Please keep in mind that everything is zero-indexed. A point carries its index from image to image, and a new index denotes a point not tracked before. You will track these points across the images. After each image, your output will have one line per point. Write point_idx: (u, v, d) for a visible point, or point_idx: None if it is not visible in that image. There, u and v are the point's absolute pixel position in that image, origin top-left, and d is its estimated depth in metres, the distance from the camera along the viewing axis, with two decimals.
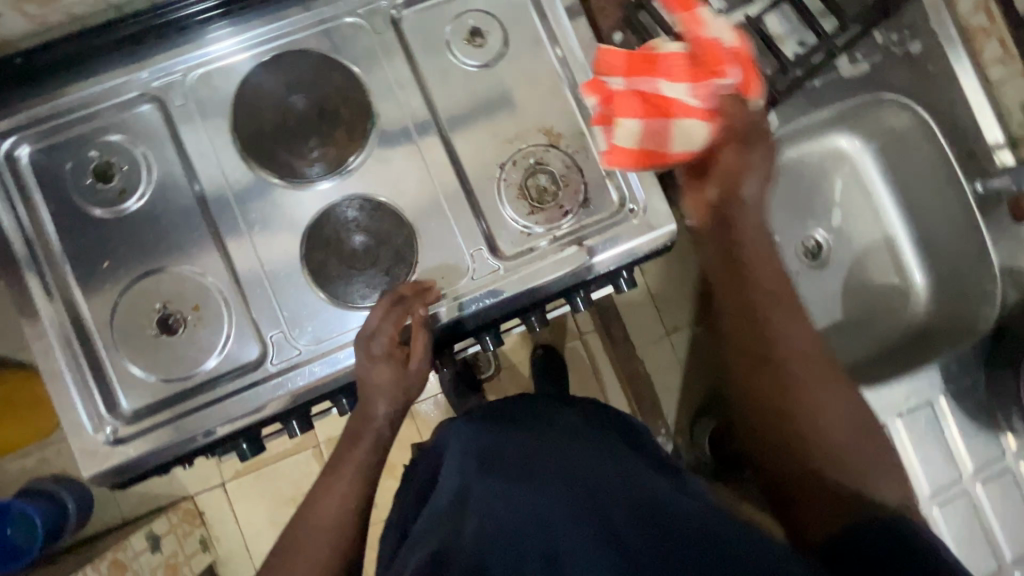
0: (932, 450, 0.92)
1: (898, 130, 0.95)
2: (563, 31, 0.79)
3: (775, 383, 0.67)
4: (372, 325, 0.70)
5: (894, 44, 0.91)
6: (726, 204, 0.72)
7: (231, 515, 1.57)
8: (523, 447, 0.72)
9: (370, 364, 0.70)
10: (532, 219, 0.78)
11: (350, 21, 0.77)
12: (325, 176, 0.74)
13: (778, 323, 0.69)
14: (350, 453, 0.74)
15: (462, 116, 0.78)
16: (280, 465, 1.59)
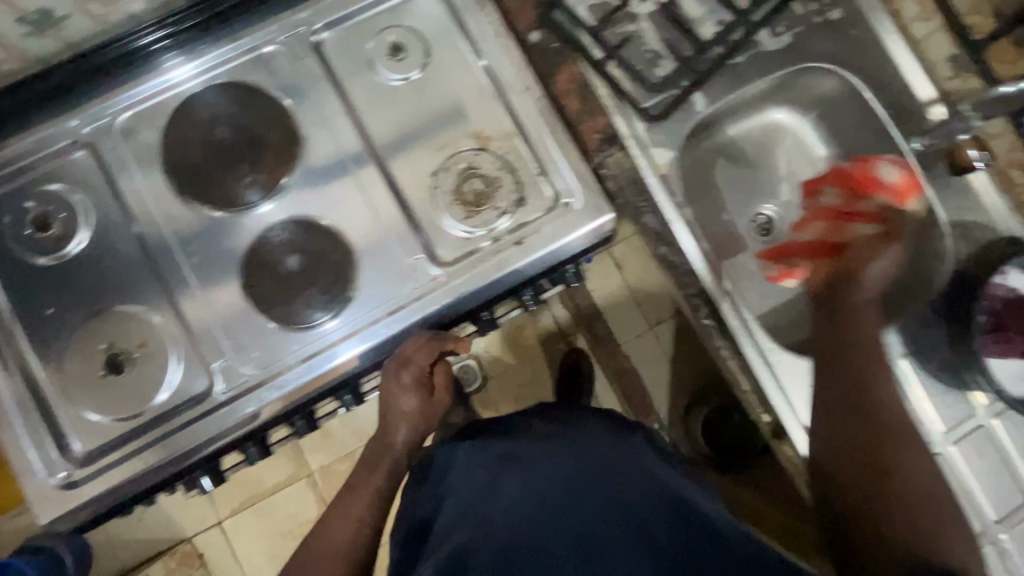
0: (990, 471, 0.78)
1: (830, 96, 0.87)
2: (480, 36, 0.80)
3: (863, 430, 0.63)
4: (406, 354, 0.74)
5: (814, 14, 0.83)
6: (842, 280, 0.71)
7: (231, 553, 1.56)
8: (543, 453, 0.71)
9: (400, 392, 0.77)
10: (468, 223, 0.78)
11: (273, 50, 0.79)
12: (262, 200, 0.75)
13: (868, 376, 0.65)
14: (367, 476, 0.81)
15: (389, 130, 0.79)
16: (275, 498, 1.59)
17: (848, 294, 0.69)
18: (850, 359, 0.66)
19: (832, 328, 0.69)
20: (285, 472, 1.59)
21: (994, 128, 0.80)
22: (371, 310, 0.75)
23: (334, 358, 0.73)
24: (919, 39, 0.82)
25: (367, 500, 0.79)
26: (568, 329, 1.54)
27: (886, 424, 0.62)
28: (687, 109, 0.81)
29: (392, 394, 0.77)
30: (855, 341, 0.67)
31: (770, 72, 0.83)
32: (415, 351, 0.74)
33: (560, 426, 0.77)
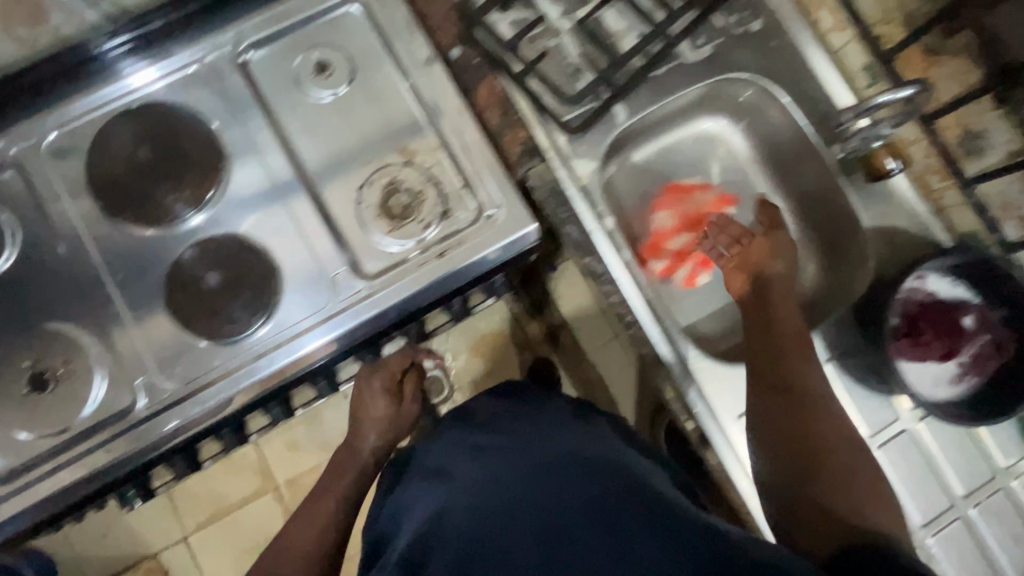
0: (912, 479, 0.78)
1: (753, 104, 0.89)
2: (404, 52, 0.81)
3: (795, 406, 0.67)
4: (383, 361, 0.93)
5: (735, 26, 0.85)
6: (759, 278, 0.78)
7: (197, 568, 1.56)
8: (511, 446, 0.73)
9: (372, 396, 0.91)
10: (393, 236, 0.79)
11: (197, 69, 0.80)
12: (194, 213, 0.77)
13: (796, 363, 0.70)
14: (334, 481, 0.88)
15: (315, 146, 0.80)
16: (241, 512, 1.58)
17: (770, 285, 0.77)
18: (784, 347, 0.72)
19: (759, 315, 0.75)
20: (252, 485, 1.59)
21: (909, 134, 0.82)
22: (293, 323, 0.76)
23: (300, 348, 0.75)
24: (837, 49, 0.84)
25: (335, 502, 0.86)
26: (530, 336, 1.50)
27: (814, 402, 0.67)
28: (609, 121, 0.82)
29: (365, 398, 0.91)
30: (782, 331, 0.73)
31: (690, 84, 0.84)
32: (391, 358, 0.93)
33: (530, 420, 0.79)
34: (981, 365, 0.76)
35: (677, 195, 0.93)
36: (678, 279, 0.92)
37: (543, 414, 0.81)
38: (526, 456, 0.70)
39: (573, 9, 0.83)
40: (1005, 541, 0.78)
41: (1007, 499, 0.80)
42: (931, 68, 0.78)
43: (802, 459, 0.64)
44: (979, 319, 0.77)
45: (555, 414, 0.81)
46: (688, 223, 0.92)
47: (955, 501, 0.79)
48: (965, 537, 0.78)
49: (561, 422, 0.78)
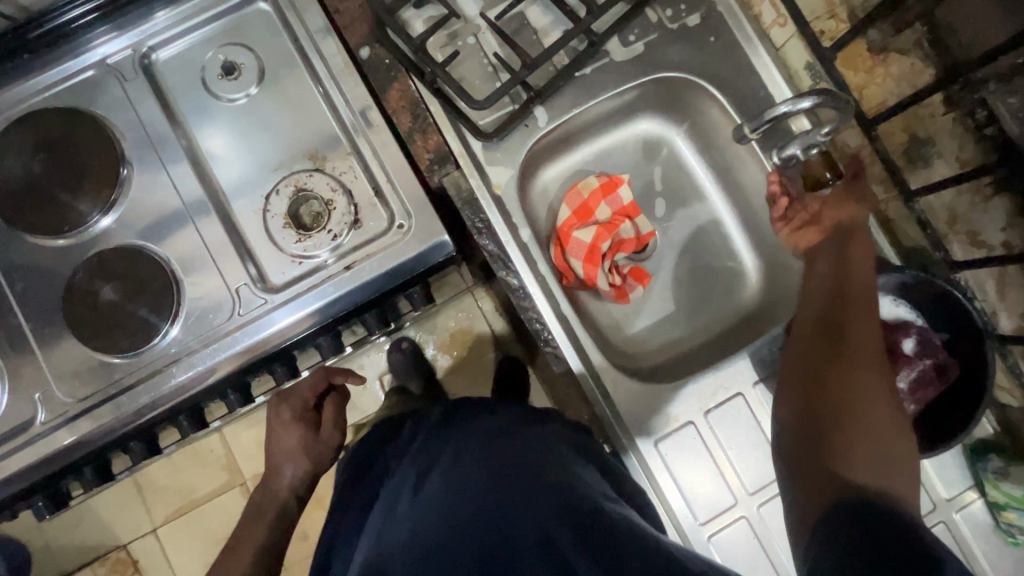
0: None
1: (692, 104, 0.83)
2: (313, 53, 0.77)
3: (839, 351, 0.57)
4: (298, 385, 0.84)
5: (670, 19, 0.78)
6: (843, 234, 0.69)
7: (166, 561, 1.36)
8: (457, 466, 0.65)
9: (284, 428, 0.83)
10: (300, 247, 0.76)
11: (91, 75, 0.78)
12: (101, 215, 0.75)
13: (847, 316, 0.60)
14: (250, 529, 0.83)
15: (222, 152, 0.77)
16: (209, 506, 1.37)
17: (853, 240, 0.68)
18: (834, 307, 0.61)
19: (835, 257, 0.67)
20: (217, 480, 1.37)
21: (851, 140, 0.76)
22: (192, 337, 0.74)
23: (270, 326, 0.74)
24: (779, 46, 0.78)
25: (249, 558, 0.80)
26: (505, 339, 1.30)
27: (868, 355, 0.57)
28: (530, 125, 0.78)
29: (278, 431, 0.84)
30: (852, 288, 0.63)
31: (619, 84, 0.78)
32: (302, 380, 0.85)
33: (482, 431, 0.70)
34: (920, 392, 0.70)
35: (573, 201, 0.85)
36: (607, 288, 0.83)
37: (493, 422, 0.72)
38: (471, 477, 0.63)
39: (493, 3, 0.78)
40: None
41: (944, 533, 0.76)
42: (875, 68, 0.71)
43: (820, 419, 0.53)
44: (919, 342, 0.71)
45: (505, 422, 0.72)
46: (594, 225, 0.83)
47: None
48: None
49: (516, 430, 0.70)
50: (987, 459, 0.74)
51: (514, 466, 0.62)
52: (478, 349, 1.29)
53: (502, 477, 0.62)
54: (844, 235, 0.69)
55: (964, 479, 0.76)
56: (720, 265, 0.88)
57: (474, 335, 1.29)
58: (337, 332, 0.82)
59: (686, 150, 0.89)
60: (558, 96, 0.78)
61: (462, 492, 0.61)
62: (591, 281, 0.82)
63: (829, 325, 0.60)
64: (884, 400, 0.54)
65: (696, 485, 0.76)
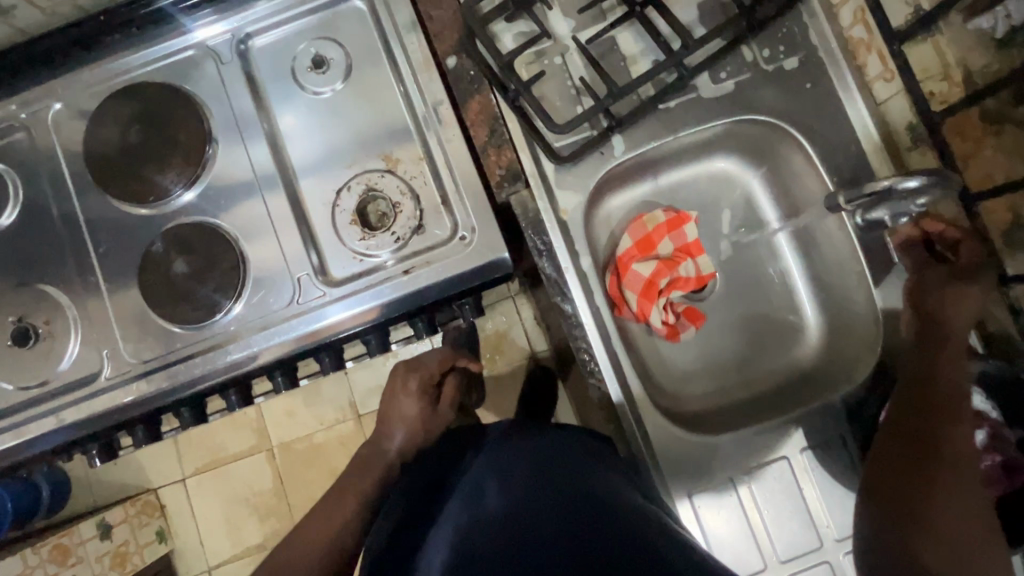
0: None
1: (776, 148, 0.80)
2: (401, 57, 0.78)
3: (926, 451, 0.59)
4: (427, 359, 0.84)
5: (766, 60, 0.75)
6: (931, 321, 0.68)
7: (190, 511, 1.41)
8: (527, 491, 0.64)
9: (404, 396, 0.81)
10: (363, 245, 0.78)
11: (190, 54, 0.82)
12: (184, 189, 0.79)
13: (941, 432, 0.60)
14: (357, 479, 0.79)
15: (301, 143, 0.80)
16: (237, 466, 1.42)
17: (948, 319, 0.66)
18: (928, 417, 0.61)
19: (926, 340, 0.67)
20: (246, 442, 1.42)
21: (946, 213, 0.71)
22: (250, 319, 0.77)
23: (324, 319, 0.77)
24: (880, 101, 0.74)
25: None
26: (539, 348, 1.29)
27: (960, 460, 0.58)
28: (605, 153, 0.77)
29: (398, 396, 0.82)
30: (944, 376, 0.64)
31: (703, 122, 0.76)
32: (432, 356, 0.84)
33: (547, 455, 0.68)
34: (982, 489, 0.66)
35: (636, 234, 0.82)
36: (658, 325, 0.81)
37: (560, 444, 0.70)
38: (541, 503, 0.62)
39: (584, 24, 0.77)
40: None
41: None
42: (984, 138, 0.66)
43: (906, 518, 0.56)
44: (991, 436, 0.67)
45: (574, 447, 0.69)
46: (655, 262, 0.81)
47: None
48: None
49: (583, 458, 0.67)
50: None
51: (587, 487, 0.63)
52: (515, 351, 1.29)
53: (574, 509, 0.60)
54: (937, 328, 0.66)
55: None
56: (781, 317, 0.84)
57: (510, 340, 1.28)
58: (385, 331, 0.83)
59: (759, 194, 0.86)
60: (638, 126, 0.77)
61: (537, 513, 0.61)
62: (643, 317, 0.81)
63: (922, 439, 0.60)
64: (971, 501, 0.56)
65: (739, 538, 0.74)
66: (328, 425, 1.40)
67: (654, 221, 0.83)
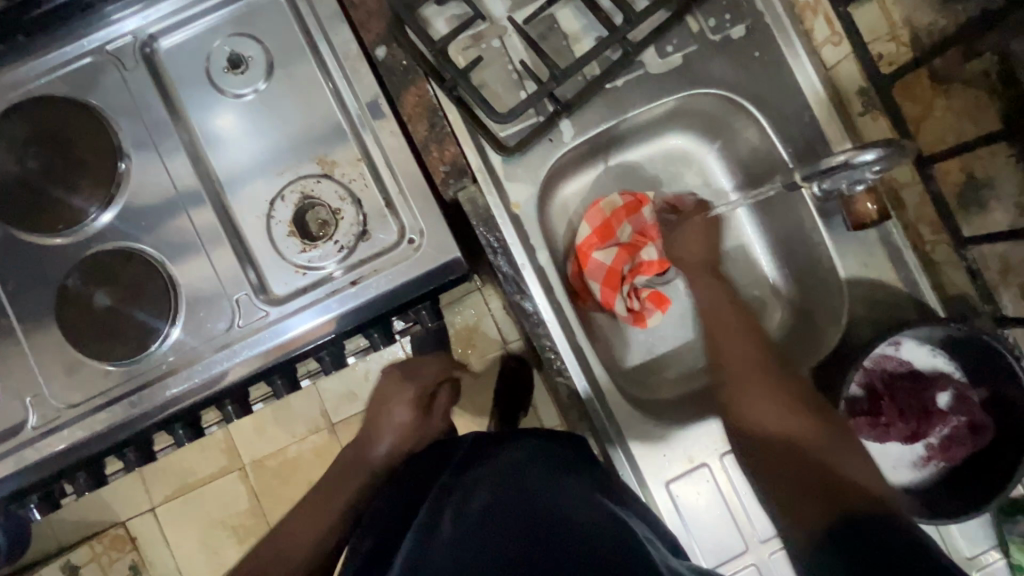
0: None
1: (729, 122, 0.77)
2: (326, 51, 0.72)
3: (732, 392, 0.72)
4: (423, 366, 0.90)
5: (713, 30, 0.72)
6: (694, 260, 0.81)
7: (165, 542, 1.28)
8: (485, 520, 0.57)
9: (396, 404, 0.87)
10: (305, 257, 0.72)
11: (88, 62, 0.73)
12: (100, 211, 0.72)
13: (730, 366, 0.73)
14: (344, 483, 0.86)
15: (224, 152, 0.73)
16: (208, 489, 1.28)
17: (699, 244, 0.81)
18: (741, 376, 0.72)
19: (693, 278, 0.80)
20: (216, 463, 1.28)
21: (902, 177, 0.71)
22: (189, 349, 0.71)
23: (280, 335, 0.71)
24: (830, 66, 0.72)
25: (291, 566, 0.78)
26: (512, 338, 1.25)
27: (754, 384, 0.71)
28: (554, 139, 0.73)
29: (391, 403, 0.87)
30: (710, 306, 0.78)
31: (652, 99, 0.73)
32: (429, 364, 0.90)
33: (505, 482, 0.62)
34: (950, 451, 0.67)
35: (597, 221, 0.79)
36: (624, 314, 0.78)
37: (515, 469, 0.64)
38: (503, 502, 0.58)
39: (521, 4, 0.72)
40: None
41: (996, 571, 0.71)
42: (935, 100, 0.65)
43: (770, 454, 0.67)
44: (955, 398, 0.68)
45: (529, 471, 0.64)
46: (616, 250, 0.78)
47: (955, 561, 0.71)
48: None
49: (541, 471, 0.63)
50: (1014, 521, 0.69)
51: (551, 486, 0.60)
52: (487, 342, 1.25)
53: (536, 513, 0.56)
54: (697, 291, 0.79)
55: (988, 538, 0.71)
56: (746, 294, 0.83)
57: (481, 332, 1.24)
58: (339, 346, 0.78)
59: (715, 169, 0.83)
60: (586, 108, 0.73)
61: (499, 510, 0.57)
62: (608, 306, 0.78)
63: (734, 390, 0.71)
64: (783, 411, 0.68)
65: (722, 519, 0.73)
66: (301, 437, 1.27)
67: (610, 206, 0.79)
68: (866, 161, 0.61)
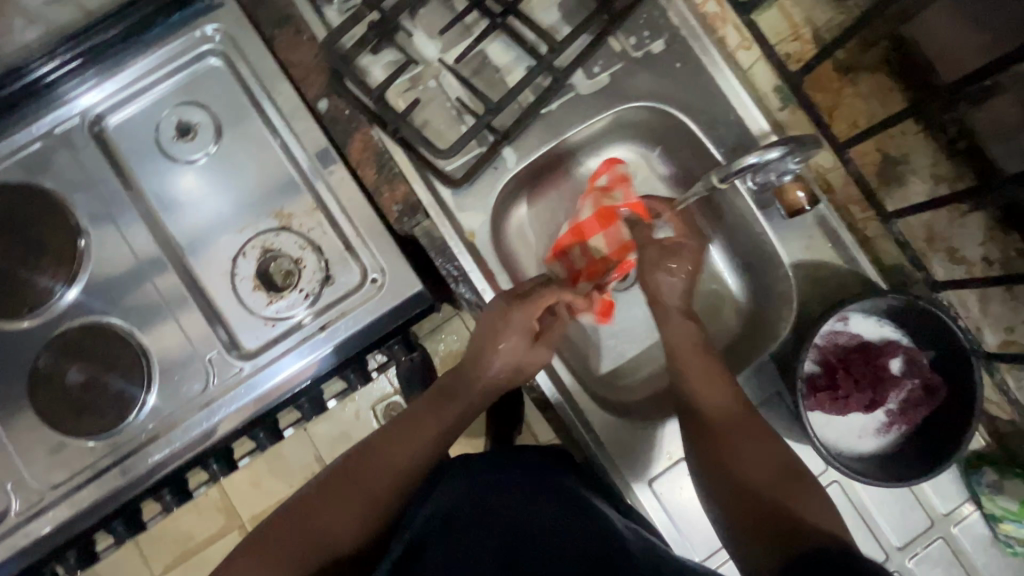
0: (892, 505, 0.74)
1: (663, 130, 0.81)
2: (271, 110, 0.75)
3: (709, 430, 0.64)
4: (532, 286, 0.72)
5: (634, 48, 0.77)
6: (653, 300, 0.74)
7: None
8: (455, 541, 0.57)
9: (508, 322, 0.68)
10: (272, 309, 0.74)
11: (39, 147, 0.75)
12: (66, 289, 0.73)
13: (705, 399, 0.66)
14: (429, 417, 0.68)
15: (183, 217, 0.75)
16: (209, 554, 1.19)
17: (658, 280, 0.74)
18: (716, 424, 0.64)
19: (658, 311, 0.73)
20: (214, 525, 1.19)
21: (825, 162, 0.72)
22: (166, 413, 0.72)
23: (257, 389, 0.73)
24: (746, 68, 0.76)
25: None
26: None
27: (730, 421, 0.64)
28: (499, 166, 0.76)
29: (496, 329, 0.69)
30: (684, 331, 0.71)
31: (586, 117, 0.77)
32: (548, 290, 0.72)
33: (474, 495, 0.61)
34: (909, 414, 0.70)
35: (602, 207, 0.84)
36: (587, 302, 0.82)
37: (480, 476, 0.63)
38: (498, 514, 0.59)
39: (452, 44, 0.76)
40: (983, 559, 0.74)
41: (970, 522, 0.74)
42: (844, 88, 0.72)
43: (735, 494, 0.60)
44: (907, 362, 0.71)
45: (496, 478, 0.63)
46: (608, 238, 0.83)
47: (933, 518, 0.74)
48: (951, 557, 0.74)
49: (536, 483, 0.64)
50: (980, 472, 0.72)
51: (544, 499, 0.61)
52: None
53: (528, 530, 0.58)
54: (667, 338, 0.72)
55: (961, 492, 0.74)
56: (706, 289, 0.86)
57: None
58: (317, 391, 0.80)
59: (656, 175, 0.87)
60: (526, 133, 0.76)
61: (494, 523, 0.58)
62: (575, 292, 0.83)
63: (709, 435, 0.64)
64: (754, 448, 0.62)
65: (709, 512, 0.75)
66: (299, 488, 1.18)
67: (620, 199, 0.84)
68: (777, 156, 0.65)
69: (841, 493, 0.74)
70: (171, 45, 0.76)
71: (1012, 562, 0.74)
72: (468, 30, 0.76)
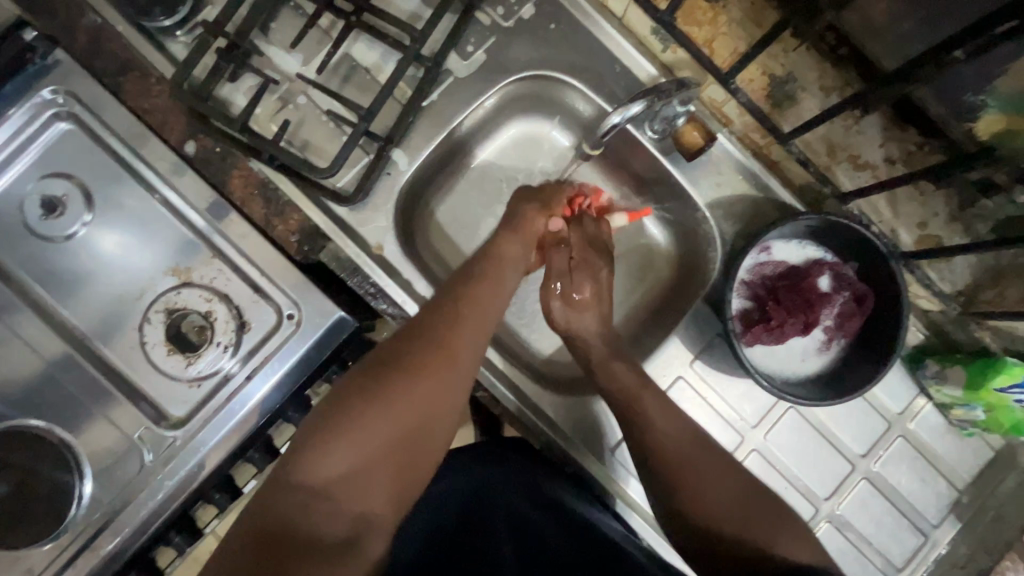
0: (848, 416, 0.75)
1: (555, 96, 0.78)
2: (138, 163, 0.70)
3: (674, 472, 0.61)
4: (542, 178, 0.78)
5: (504, 17, 0.73)
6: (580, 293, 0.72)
7: None
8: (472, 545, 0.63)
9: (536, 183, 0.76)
10: (193, 370, 0.71)
11: None
12: None
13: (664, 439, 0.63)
14: (506, 270, 0.69)
15: (74, 297, 0.71)
16: None
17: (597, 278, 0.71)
18: (672, 471, 0.61)
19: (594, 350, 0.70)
20: None
21: (716, 96, 0.72)
22: (108, 500, 0.69)
23: (197, 455, 0.70)
24: (620, 16, 0.73)
25: None
26: None
27: (688, 455, 0.62)
28: (392, 172, 0.73)
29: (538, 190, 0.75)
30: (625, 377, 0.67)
31: (470, 101, 0.73)
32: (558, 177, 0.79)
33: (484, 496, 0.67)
34: (845, 326, 0.70)
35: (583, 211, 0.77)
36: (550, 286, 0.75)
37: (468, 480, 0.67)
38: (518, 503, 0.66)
39: (311, 54, 0.72)
40: (943, 445, 0.76)
41: (923, 415, 0.76)
42: (717, 17, 0.68)
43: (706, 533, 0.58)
44: (834, 278, 0.71)
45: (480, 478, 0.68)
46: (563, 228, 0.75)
47: (890, 419, 0.76)
48: (913, 451, 0.76)
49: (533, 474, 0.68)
50: (924, 365, 0.74)
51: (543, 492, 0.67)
52: None
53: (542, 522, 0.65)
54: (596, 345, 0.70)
55: (911, 389, 0.76)
56: (635, 244, 0.83)
57: None
58: (264, 438, 0.77)
59: (561, 143, 0.83)
60: (413, 130, 0.73)
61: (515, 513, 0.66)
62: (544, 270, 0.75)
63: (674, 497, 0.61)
64: (718, 482, 0.60)
65: None
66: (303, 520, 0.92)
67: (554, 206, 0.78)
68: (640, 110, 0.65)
69: (799, 416, 0.75)
70: (11, 118, 0.70)
71: (967, 442, 0.76)
72: (326, 36, 0.72)
